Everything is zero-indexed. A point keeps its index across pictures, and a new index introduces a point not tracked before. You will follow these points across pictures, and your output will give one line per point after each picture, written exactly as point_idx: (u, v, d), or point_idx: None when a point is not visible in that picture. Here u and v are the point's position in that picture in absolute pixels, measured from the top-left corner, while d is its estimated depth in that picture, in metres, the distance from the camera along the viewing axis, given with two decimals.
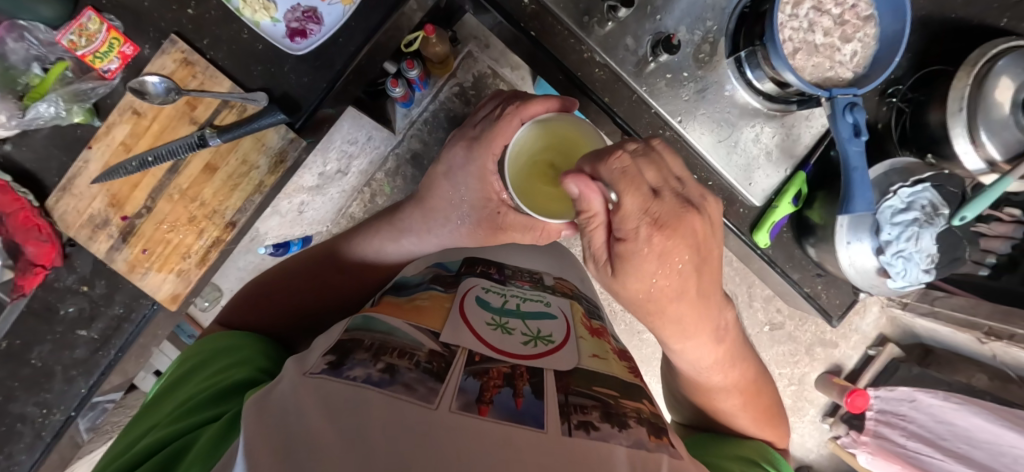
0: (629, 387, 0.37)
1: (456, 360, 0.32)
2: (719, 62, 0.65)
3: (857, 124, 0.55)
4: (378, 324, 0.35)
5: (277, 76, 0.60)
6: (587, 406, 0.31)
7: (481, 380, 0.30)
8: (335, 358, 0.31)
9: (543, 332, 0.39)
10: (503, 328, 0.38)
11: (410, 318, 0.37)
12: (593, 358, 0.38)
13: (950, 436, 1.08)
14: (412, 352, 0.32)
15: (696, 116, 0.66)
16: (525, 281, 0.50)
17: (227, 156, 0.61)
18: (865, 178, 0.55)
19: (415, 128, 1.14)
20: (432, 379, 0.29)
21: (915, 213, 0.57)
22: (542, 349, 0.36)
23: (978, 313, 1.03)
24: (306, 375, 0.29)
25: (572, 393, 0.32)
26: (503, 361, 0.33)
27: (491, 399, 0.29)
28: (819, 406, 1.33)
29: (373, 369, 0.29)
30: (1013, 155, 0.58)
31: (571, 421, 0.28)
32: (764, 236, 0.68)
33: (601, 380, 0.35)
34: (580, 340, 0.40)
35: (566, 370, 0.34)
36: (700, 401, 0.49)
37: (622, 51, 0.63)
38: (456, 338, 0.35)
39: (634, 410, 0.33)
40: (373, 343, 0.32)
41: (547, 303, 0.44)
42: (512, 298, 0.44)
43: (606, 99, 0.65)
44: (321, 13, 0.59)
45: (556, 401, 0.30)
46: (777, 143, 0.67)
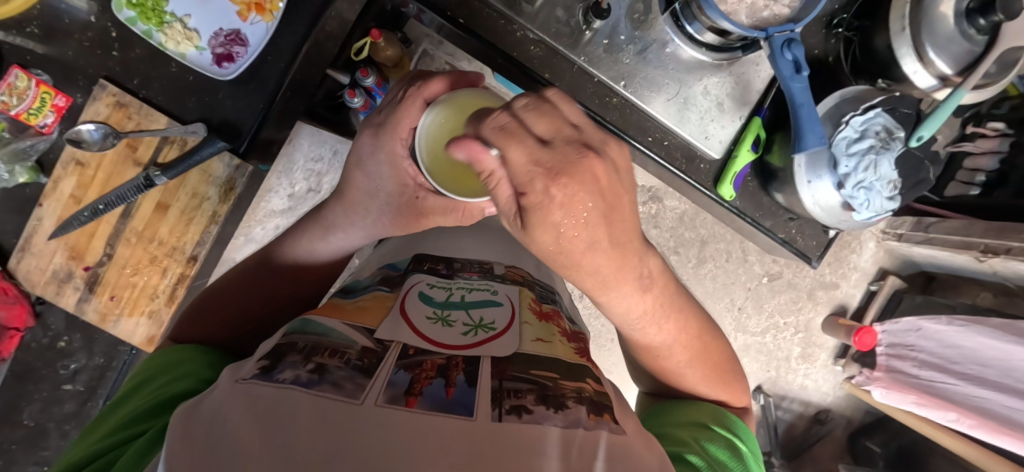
0: (571, 367, 0.37)
1: (388, 354, 0.32)
2: (655, 19, 0.64)
3: (797, 60, 0.54)
4: (313, 327, 0.35)
5: (212, 104, 0.60)
6: (523, 390, 0.31)
7: (413, 373, 0.30)
8: (268, 362, 0.31)
9: (485, 320, 0.40)
10: (443, 321, 0.39)
11: (348, 317, 0.37)
12: (535, 341, 0.38)
13: (961, 359, 1.06)
14: (344, 351, 0.32)
15: (640, 78, 0.65)
16: (474, 272, 0.50)
17: (176, 192, 0.61)
18: (812, 112, 0.54)
19: None
20: (361, 375, 0.29)
21: (870, 140, 0.55)
22: (481, 338, 0.37)
23: (973, 233, 0.99)
24: (237, 382, 0.28)
25: (508, 378, 0.32)
26: (438, 353, 0.33)
27: (421, 391, 0.28)
28: (829, 349, 1.32)
29: (303, 370, 0.29)
30: (963, 66, 0.57)
31: (503, 407, 0.28)
32: (729, 188, 0.67)
33: (542, 363, 0.35)
34: (523, 325, 0.40)
35: (503, 356, 0.35)
36: (649, 361, 0.50)
37: (555, 23, 0.62)
38: (393, 333, 0.35)
39: (574, 390, 0.33)
40: (306, 345, 0.32)
41: (493, 292, 0.45)
42: (457, 291, 0.44)
43: (547, 75, 0.64)
44: (244, 34, 0.59)
45: (489, 387, 0.30)
46: (728, 92, 0.66)
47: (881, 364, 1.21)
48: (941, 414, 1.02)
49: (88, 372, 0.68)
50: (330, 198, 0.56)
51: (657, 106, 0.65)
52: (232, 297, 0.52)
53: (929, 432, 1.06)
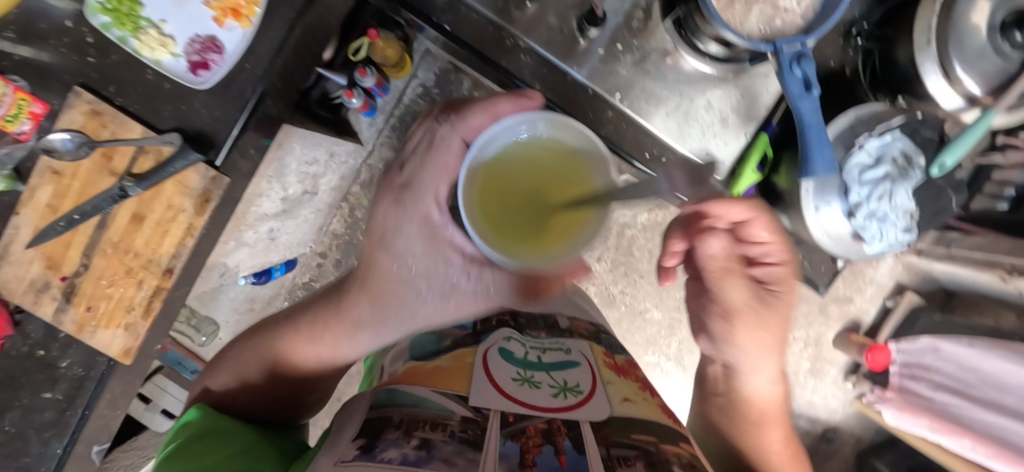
0: (659, 429, 0.41)
1: (489, 425, 0.35)
2: (654, 28, 0.60)
3: (808, 77, 0.49)
4: (404, 398, 0.41)
5: (187, 113, 0.58)
6: (631, 457, 0.34)
7: (519, 442, 0.33)
8: (365, 441, 0.37)
9: (570, 383, 0.42)
10: (529, 382, 0.42)
11: (432, 385, 0.42)
12: (624, 402, 0.42)
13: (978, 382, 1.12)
14: (445, 423, 0.36)
15: (637, 90, 0.60)
16: (539, 329, 0.53)
17: (152, 203, 0.59)
18: (821, 136, 0.49)
19: (384, 136, 1.14)
20: (470, 449, 0.32)
21: (886, 168, 0.50)
22: (575, 401, 0.40)
23: (999, 250, 0.95)
24: (340, 465, 0.34)
25: (612, 445, 0.35)
26: (537, 417, 0.36)
27: (534, 460, 0.32)
28: (840, 366, 1.39)
29: (407, 447, 0.33)
30: (994, 86, 0.51)
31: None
32: None
33: (638, 428, 0.39)
34: (607, 386, 0.44)
35: (600, 421, 0.38)
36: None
37: (546, 32, 0.58)
38: (484, 400, 0.38)
39: (674, 456, 0.37)
40: (403, 420, 0.38)
41: (568, 351, 0.48)
42: (534, 350, 0.48)
43: (537, 87, 0.60)
44: (220, 41, 0.57)
45: (598, 455, 0.33)
46: (733, 107, 0.62)
47: (894, 384, 1.26)
48: (956, 439, 1.09)
49: (66, 382, 0.64)
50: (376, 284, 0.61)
51: (656, 121, 0.61)
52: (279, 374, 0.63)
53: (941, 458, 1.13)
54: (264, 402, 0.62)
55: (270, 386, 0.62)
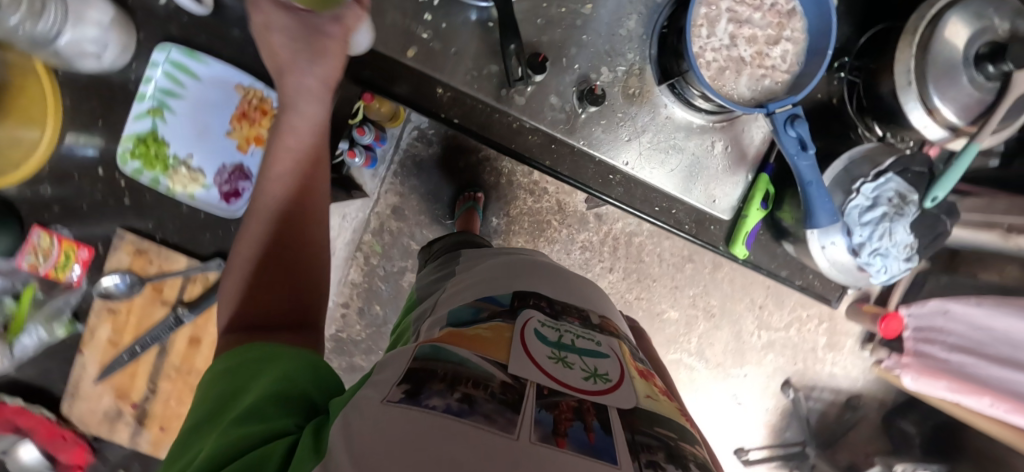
0: (680, 429, 0.37)
1: (527, 393, 0.32)
2: (650, 91, 0.63)
3: (803, 137, 0.53)
4: (447, 355, 0.35)
5: (226, 236, 0.62)
6: (652, 446, 0.31)
7: (553, 413, 0.31)
8: (410, 386, 0.32)
9: (599, 368, 0.39)
10: (563, 361, 0.38)
11: (476, 347, 0.37)
12: (646, 398, 0.38)
13: (991, 340, 1.19)
14: (486, 383, 0.32)
15: (641, 151, 0.64)
16: (573, 318, 0.49)
17: (205, 325, 0.63)
18: (822, 190, 0.53)
19: (387, 183, 1.33)
20: (510, 409, 0.30)
21: (883, 208, 0.54)
22: (602, 387, 0.36)
23: (996, 211, 0.96)
24: (386, 404, 0.29)
25: (638, 432, 0.32)
26: (569, 395, 0.34)
27: (565, 432, 0.29)
28: (855, 336, 1.57)
29: (451, 399, 0.30)
30: (974, 117, 0.55)
31: (641, 460, 0.29)
32: (742, 247, 0.66)
33: (659, 422, 0.35)
34: (634, 380, 0.40)
35: (627, 409, 0.34)
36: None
37: (549, 111, 0.61)
38: (523, 370, 0.35)
39: (692, 454, 0.33)
40: (447, 373, 0.32)
41: (597, 343, 0.45)
42: (565, 333, 0.44)
43: (547, 162, 0.64)
44: (246, 166, 0.60)
45: (624, 438, 0.30)
46: (730, 152, 0.65)
47: (909, 349, 1.33)
48: (975, 399, 1.15)
49: None
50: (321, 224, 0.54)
51: (662, 177, 0.65)
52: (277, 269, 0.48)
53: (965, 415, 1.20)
54: (268, 314, 0.46)
55: (276, 235, 0.49)
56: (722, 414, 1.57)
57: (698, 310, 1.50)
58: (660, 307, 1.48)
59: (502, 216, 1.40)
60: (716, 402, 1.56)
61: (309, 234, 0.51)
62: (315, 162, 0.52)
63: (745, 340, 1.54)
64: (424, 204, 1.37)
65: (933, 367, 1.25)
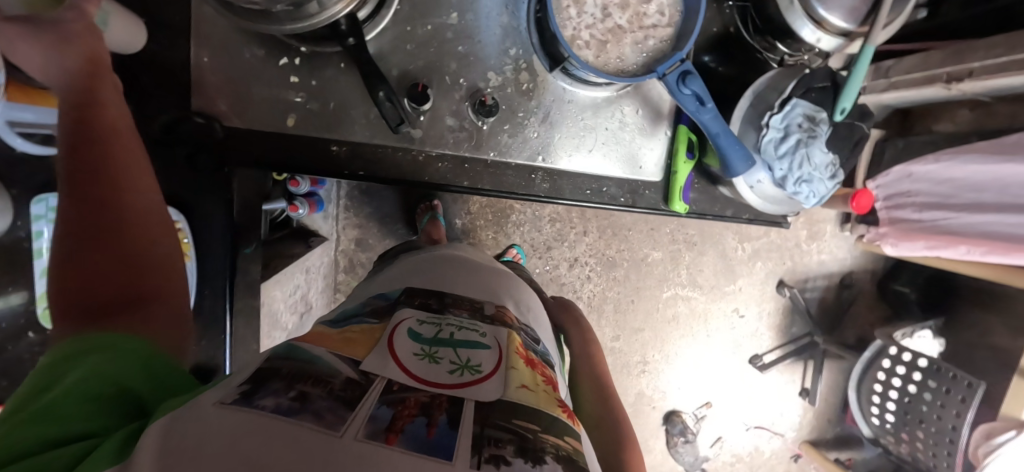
0: (552, 419, 0.38)
1: (372, 388, 0.34)
2: (544, 78, 0.59)
3: (700, 92, 0.50)
4: (299, 353, 0.37)
5: None
6: (503, 440, 0.32)
7: (395, 409, 0.32)
8: (248, 386, 0.32)
9: (471, 361, 0.41)
10: (430, 357, 0.41)
11: (335, 348, 0.40)
12: (520, 388, 0.40)
13: (956, 191, 1.19)
14: (328, 380, 0.33)
15: (555, 142, 0.62)
16: (463, 310, 0.53)
17: None
18: (730, 139, 0.52)
19: (344, 218, 1.33)
20: (343, 407, 0.31)
21: (795, 136, 0.54)
22: (465, 379, 0.38)
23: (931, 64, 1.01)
24: (218, 406, 0.29)
25: (490, 425, 0.33)
26: (422, 391, 0.35)
27: (402, 427, 0.30)
28: (833, 221, 1.63)
29: (286, 398, 0.31)
30: (863, 16, 0.54)
31: (481, 455, 0.30)
32: (680, 203, 0.66)
33: (523, 412, 0.36)
34: (509, 370, 0.42)
35: (487, 400, 0.36)
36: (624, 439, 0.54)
37: (450, 134, 0.58)
38: (378, 368, 0.37)
39: (553, 445, 0.34)
40: (291, 371, 0.34)
41: (481, 333, 0.47)
42: (446, 327, 0.47)
43: (466, 183, 0.62)
44: None
45: (470, 432, 0.32)
46: (643, 114, 0.64)
47: (885, 219, 1.36)
48: (952, 250, 1.17)
49: None
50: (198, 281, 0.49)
51: (583, 161, 0.63)
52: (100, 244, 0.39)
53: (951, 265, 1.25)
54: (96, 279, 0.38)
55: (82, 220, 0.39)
56: (727, 330, 1.63)
57: (680, 243, 1.54)
58: (642, 251, 1.51)
59: (464, 215, 1.39)
60: (719, 322, 1.62)
61: (130, 203, 0.41)
62: (115, 127, 0.43)
63: (732, 257, 1.58)
64: (385, 228, 1.36)
65: (908, 229, 1.29)
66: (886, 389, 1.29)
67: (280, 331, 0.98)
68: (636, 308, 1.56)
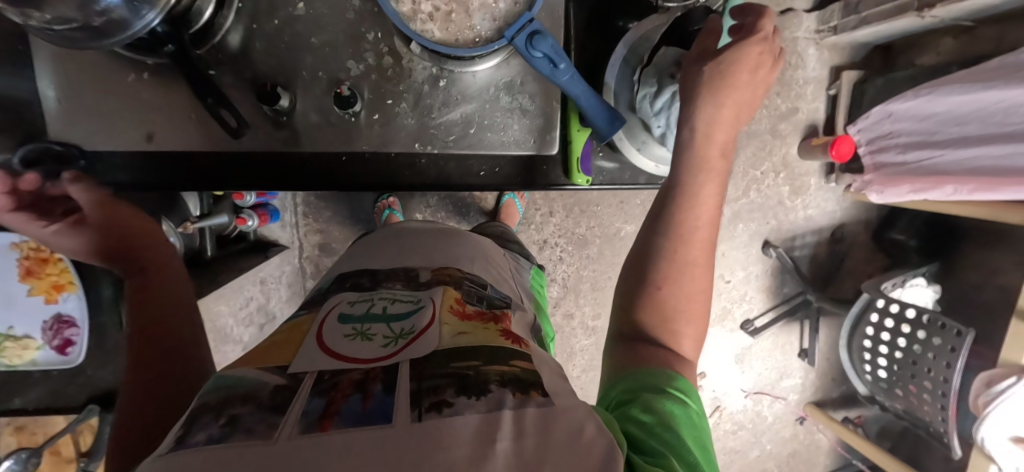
0: (505, 351, 0.36)
1: (301, 387, 0.31)
2: (409, 61, 0.56)
3: (552, 53, 0.47)
4: (225, 379, 0.33)
5: (87, 382, 0.61)
6: (441, 386, 0.30)
7: (327, 396, 0.30)
8: (180, 431, 0.28)
9: (405, 329, 0.39)
10: (362, 335, 0.39)
11: (257, 362, 0.36)
12: (457, 335, 0.38)
13: (941, 127, 1.09)
14: (255, 396, 0.30)
15: (433, 128, 0.58)
16: (398, 281, 0.50)
17: None
18: (592, 101, 0.49)
19: (304, 224, 1.31)
20: (273, 414, 0.28)
21: (669, 87, 0.53)
22: (398, 348, 0.36)
23: None
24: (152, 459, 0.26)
25: (427, 378, 0.31)
26: (356, 370, 0.33)
27: (336, 410, 0.28)
28: (817, 173, 1.49)
29: (215, 426, 0.27)
30: None
31: (423, 406, 0.28)
32: (579, 173, 0.61)
33: (464, 355, 0.34)
34: (444, 324, 0.39)
35: (422, 358, 0.34)
36: (665, 313, 0.46)
37: (317, 132, 0.56)
38: (305, 365, 0.34)
39: (497, 372, 0.33)
40: (218, 399, 0.30)
41: (416, 300, 0.45)
42: (379, 302, 0.45)
43: (345, 181, 0.59)
44: (68, 313, 0.58)
45: (408, 390, 0.30)
46: (530, 83, 0.59)
47: (869, 164, 1.27)
48: (939, 191, 1.07)
49: None
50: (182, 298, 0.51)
51: (468, 142, 0.59)
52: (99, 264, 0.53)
53: (942, 207, 1.15)
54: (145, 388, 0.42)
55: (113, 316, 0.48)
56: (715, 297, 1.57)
57: None
58: (614, 225, 1.45)
59: (425, 209, 1.37)
60: None
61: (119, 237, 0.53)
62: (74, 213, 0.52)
63: None
64: (346, 230, 1.33)
65: (893, 174, 1.19)
66: (877, 345, 1.22)
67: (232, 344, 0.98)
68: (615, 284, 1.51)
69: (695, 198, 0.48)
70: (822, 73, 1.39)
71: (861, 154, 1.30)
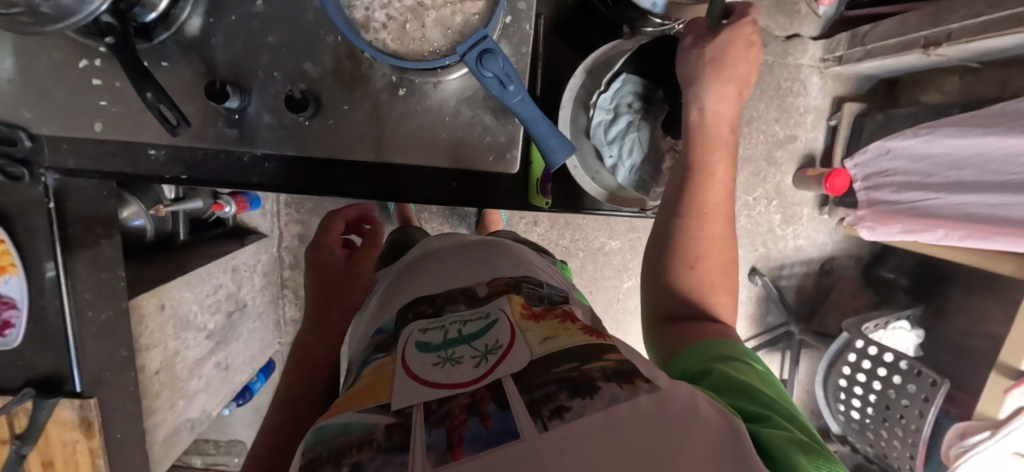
0: (587, 350, 0.38)
1: (413, 421, 0.33)
2: (368, 68, 0.55)
3: (502, 72, 0.45)
4: (326, 430, 0.35)
5: (27, 365, 0.60)
6: (553, 393, 0.33)
7: (445, 428, 0.32)
8: None
9: (489, 345, 0.40)
10: (450, 360, 0.40)
11: (356, 405, 0.37)
12: (544, 341, 0.40)
13: (937, 169, 1.06)
14: (371, 438, 0.32)
15: (389, 137, 0.57)
16: (461, 302, 0.48)
17: (51, 445, 0.65)
18: (545, 124, 0.47)
19: (285, 214, 1.30)
20: (398, 454, 0.30)
21: (624, 118, 0.53)
22: (492, 365, 0.38)
23: (911, 28, 1.05)
24: None
25: (536, 387, 0.34)
26: (462, 394, 0.35)
27: (460, 438, 0.31)
28: (809, 204, 1.45)
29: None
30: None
31: (545, 414, 0.31)
32: (539, 197, 0.61)
33: (559, 359, 0.37)
34: (525, 333, 0.41)
35: (519, 373, 0.36)
36: (694, 288, 0.49)
37: (270, 133, 0.55)
38: (405, 398, 0.36)
39: (599, 369, 0.35)
40: (332, 452, 0.32)
41: (486, 314, 0.45)
42: (452, 325, 0.45)
43: (297, 184, 0.58)
44: (7, 295, 0.58)
45: (522, 404, 0.32)
46: (492, 98, 0.57)
47: (863, 201, 1.24)
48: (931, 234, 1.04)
49: None
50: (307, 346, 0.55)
51: (423, 156, 0.58)
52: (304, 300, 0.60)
53: (932, 250, 1.12)
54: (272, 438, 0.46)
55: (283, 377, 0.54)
56: None
57: (640, 232, 1.45)
58: (598, 240, 1.44)
59: None
60: None
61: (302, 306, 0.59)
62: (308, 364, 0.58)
63: None
64: None
65: (888, 212, 1.16)
66: (852, 386, 1.20)
67: (193, 332, 0.96)
68: (594, 299, 1.49)
69: (717, 184, 0.49)
70: (823, 103, 1.36)
71: (856, 189, 1.27)
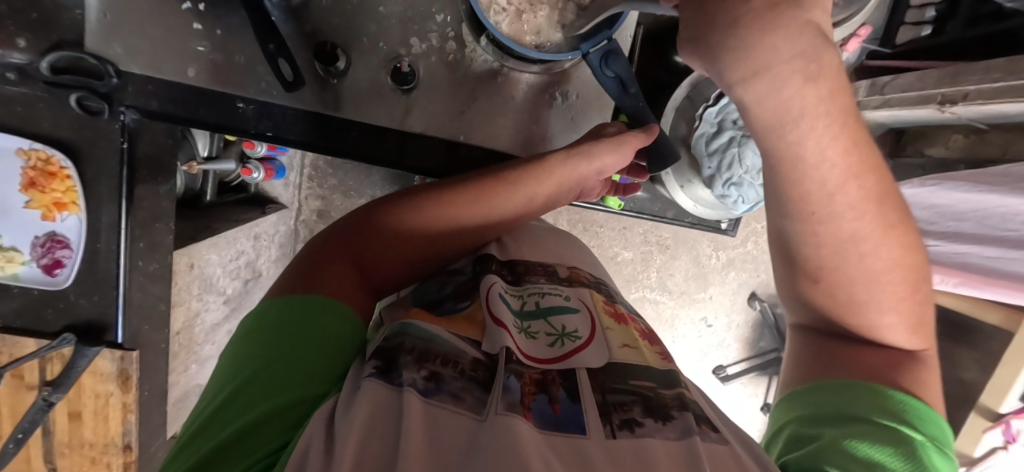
0: (662, 374, 0.39)
1: (497, 365, 0.34)
2: (470, 52, 0.56)
3: (619, 75, 0.49)
4: (416, 329, 0.37)
5: (70, 309, 0.58)
6: (628, 403, 0.34)
7: (521, 381, 0.33)
8: (381, 364, 0.33)
9: (568, 329, 0.41)
10: (527, 333, 0.41)
11: (448, 326, 0.39)
12: (623, 348, 0.41)
13: (938, 219, 0.96)
14: (455, 360, 0.34)
15: (481, 123, 0.58)
16: (539, 276, 0.50)
17: (80, 398, 0.64)
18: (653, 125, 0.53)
19: (308, 186, 1.26)
20: (478, 389, 0.31)
21: (728, 133, 0.55)
22: (569, 348, 0.39)
23: (928, 85, 0.89)
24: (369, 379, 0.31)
25: (610, 391, 0.34)
26: (532, 367, 0.35)
27: (530, 404, 0.31)
28: None
29: (419, 375, 0.31)
30: None
31: (614, 422, 0.31)
32: (614, 199, 0.67)
33: (636, 372, 0.38)
34: (607, 331, 0.43)
35: (599, 367, 0.37)
36: (831, 290, 0.43)
37: (368, 101, 0.55)
38: (493, 339, 0.37)
39: (674, 398, 0.36)
40: (414, 347, 0.35)
41: (566, 297, 0.46)
42: (530, 297, 0.45)
43: (367, 152, 0.57)
44: (62, 234, 0.56)
45: (594, 402, 0.33)
46: (584, 95, 0.60)
47: None
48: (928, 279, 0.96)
49: None
50: (403, 236, 0.46)
51: (510, 143, 0.59)
52: (460, 194, 0.49)
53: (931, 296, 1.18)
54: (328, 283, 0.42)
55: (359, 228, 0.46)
56: (692, 338, 1.59)
57: (652, 245, 1.48)
58: (614, 249, 1.46)
59: None
60: (685, 329, 1.57)
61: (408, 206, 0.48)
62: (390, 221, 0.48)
63: (704, 264, 1.51)
64: (348, 201, 1.28)
65: None
66: None
67: (214, 295, 0.94)
68: None
69: (825, 228, 0.40)
70: None
71: None
